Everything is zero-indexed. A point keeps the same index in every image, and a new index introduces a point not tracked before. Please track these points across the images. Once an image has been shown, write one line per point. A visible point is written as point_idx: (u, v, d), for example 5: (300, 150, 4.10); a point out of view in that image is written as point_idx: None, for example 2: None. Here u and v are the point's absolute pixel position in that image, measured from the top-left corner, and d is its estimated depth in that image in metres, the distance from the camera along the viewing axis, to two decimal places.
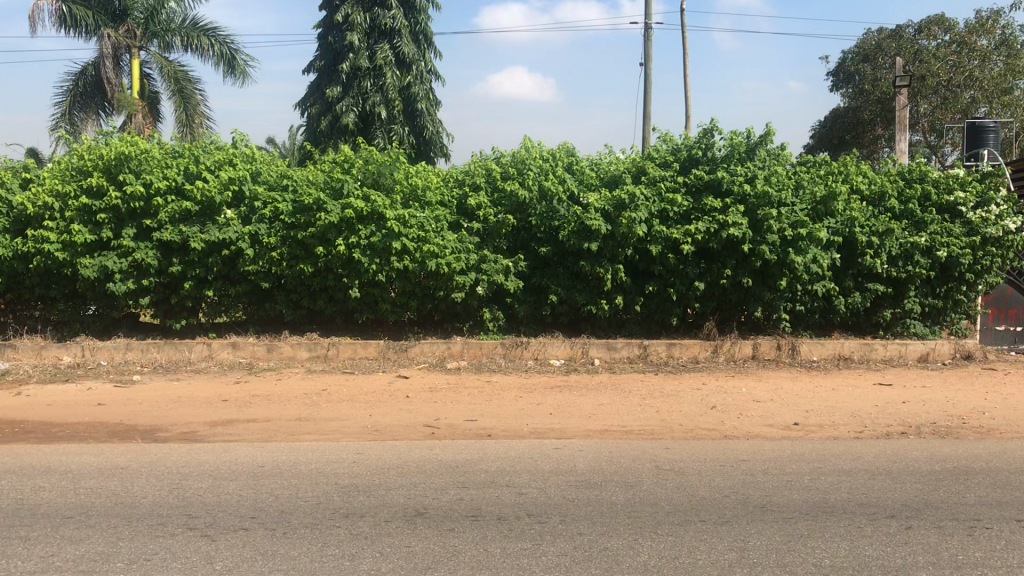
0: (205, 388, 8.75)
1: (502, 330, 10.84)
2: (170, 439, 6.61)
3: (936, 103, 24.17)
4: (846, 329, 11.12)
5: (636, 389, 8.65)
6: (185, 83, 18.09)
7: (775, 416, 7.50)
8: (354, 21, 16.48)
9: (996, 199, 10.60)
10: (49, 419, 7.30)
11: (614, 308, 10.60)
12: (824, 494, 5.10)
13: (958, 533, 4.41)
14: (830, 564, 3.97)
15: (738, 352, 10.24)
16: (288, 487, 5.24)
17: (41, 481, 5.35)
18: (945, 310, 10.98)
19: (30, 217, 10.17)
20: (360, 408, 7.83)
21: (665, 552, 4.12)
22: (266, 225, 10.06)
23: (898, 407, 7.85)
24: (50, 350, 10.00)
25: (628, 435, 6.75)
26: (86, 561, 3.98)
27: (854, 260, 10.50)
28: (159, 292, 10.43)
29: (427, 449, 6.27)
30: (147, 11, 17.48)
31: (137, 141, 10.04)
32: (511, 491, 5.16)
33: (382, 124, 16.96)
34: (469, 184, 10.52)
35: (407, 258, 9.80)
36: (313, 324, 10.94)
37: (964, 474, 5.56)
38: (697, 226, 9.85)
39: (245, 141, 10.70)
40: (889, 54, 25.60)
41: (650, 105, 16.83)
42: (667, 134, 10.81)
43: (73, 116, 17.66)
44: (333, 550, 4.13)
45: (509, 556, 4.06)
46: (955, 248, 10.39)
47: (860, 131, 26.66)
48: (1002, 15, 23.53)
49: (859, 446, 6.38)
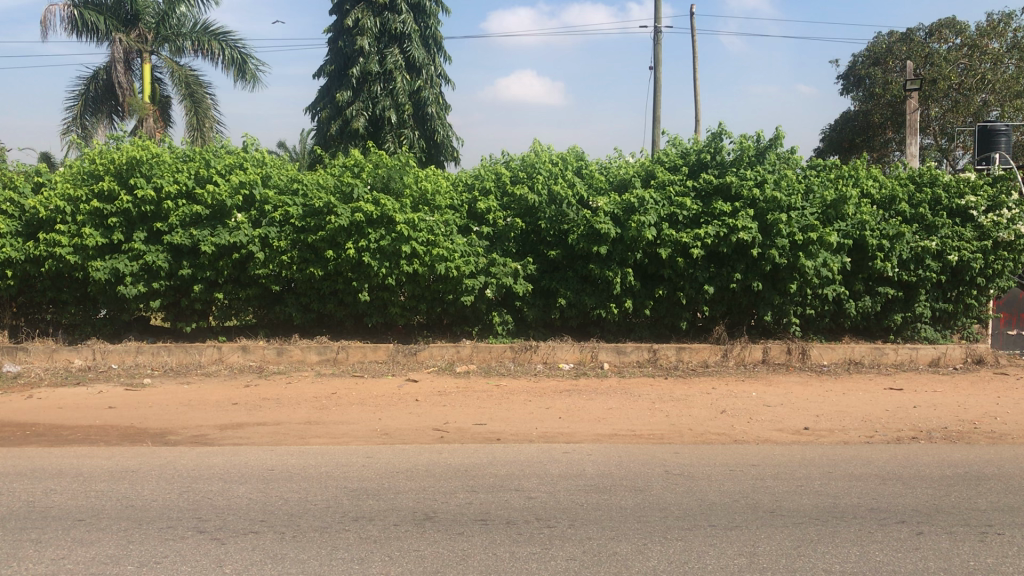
0: (214, 390, 8.82)
1: (511, 333, 10.82)
2: (181, 442, 6.65)
3: (947, 107, 23.93)
4: (857, 333, 11.08)
5: (645, 394, 8.63)
6: (195, 87, 18.20)
7: (786, 420, 7.47)
8: (365, 25, 16.58)
9: (1008, 203, 10.50)
10: (60, 421, 7.37)
11: (623, 312, 10.56)
12: (835, 499, 5.08)
13: (969, 539, 4.37)
14: (841, 569, 3.95)
15: (748, 356, 10.22)
16: (298, 490, 5.26)
17: (53, 485, 5.38)
18: (956, 314, 10.89)
19: (41, 220, 10.27)
20: (370, 411, 7.86)
21: (674, 557, 4.10)
22: (277, 228, 10.14)
23: (908, 412, 7.79)
24: (62, 353, 10.12)
25: (638, 440, 6.73)
26: (97, 564, 4.01)
27: (865, 264, 10.42)
28: (169, 295, 10.48)
29: (436, 452, 6.29)
30: (158, 16, 17.54)
31: (148, 145, 10.09)
32: (519, 495, 5.15)
33: (393, 128, 17.01)
34: (478, 188, 10.61)
35: (417, 261, 9.87)
36: (322, 328, 10.96)
37: (976, 479, 5.52)
38: (707, 230, 9.79)
39: (256, 145, 10.76)
40: (900, 57, 25.55)
41: (660, 109, 16.84)
42: (677, 137, 10.76)
43: (85, 121, 17.81)
44: (343, 554, 4.14)
45: (519, 560, 4.07)
46: (967, 252, 10.30)
47: (871, 135, 26.48)
48: (1015, 17, 23.52)
49: (870, 451, 6.36)
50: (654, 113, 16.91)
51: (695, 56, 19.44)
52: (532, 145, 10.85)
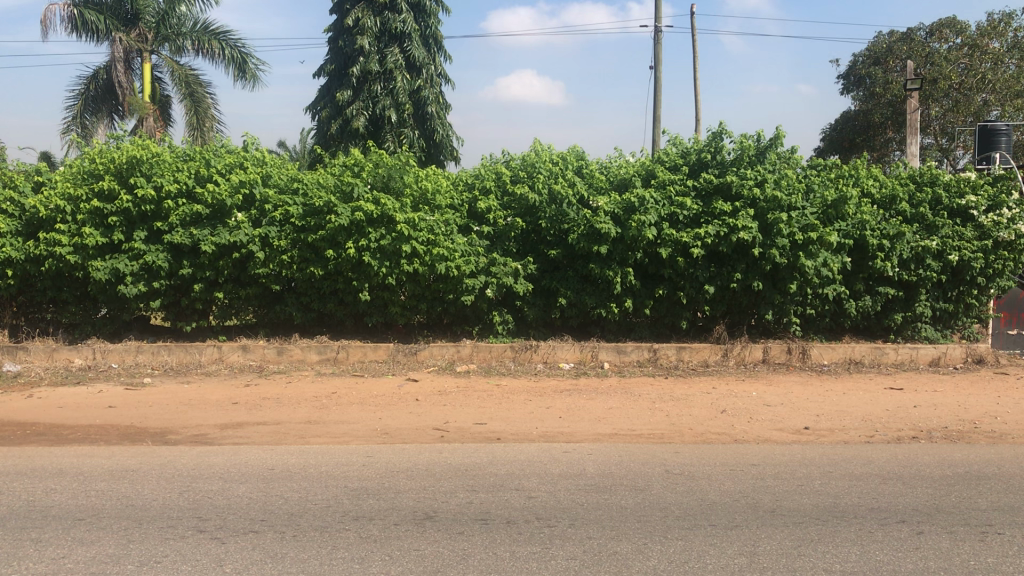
0: (215, 390, 8.82)
1: (511, 333, 10.82)
2: (181, 442, 6.66)
3: (947, 106, 23.92)
4: (858, 333, 11.07)
5: (645, 393, 8.62)
6: (195, 87, 18.18)
7: (786, 420, 7.46)
8: (365, 24, 16.58)
9: (1008, 202, 10.49)
10: (61, 421, 7.38)
11: (623, 311, 10.55)
12: (835, 499, 5.07)
13: (969, 539, 4.37)
14: (841, 569, 3.95)
15: (748, 356, 10.22)
16: (298, 490, 5.25)
17: (53, 484, 5.39)
18: (957, 314, 10.89)
19: (41, 220, 10.26)
20: (370, 411, 7.86)
21: (675, 556, 4.10)
22: (277, 228, 10.14)
23: (908, 412, 7.77)
24: (62, 352, 10.12)
25: (638, 439, 6.72)
26: (97, 563, 4.01)
27: (865, 264, 10.42)
28: (169, 294, 10.48)
29: (436, 452, 6.29)
30: (158, 16, 17.54)
31: (149, 144, 10.10)
32: (520, 495, 5.15)
33: (393, 128, 17.00)
34: (479, 187, 10.60)
35: (417, 261, 9.87)
36: (322, 328, 10.96)
37: (976, 479, 5.51)
38: (707, 230, 9.79)
39: (256, 145, 10.76)
40: (900, 57, 25.56)
41: (660, 108, 16.85)
42: (677, 137, 10.77)
43: (85, 120, 17.79)
44: (343, 554, 4.13)
45: (519, 560, 4.06)
46: (967, 252, 10.30)
47: (871, 135, 26.47)
48: (1015, 17, 23.54)
49: (870, 451, 6.34)
50: (655, 112, 16.89)
51: (696, 55, 19.43)
52: (532, 144, 10.85)
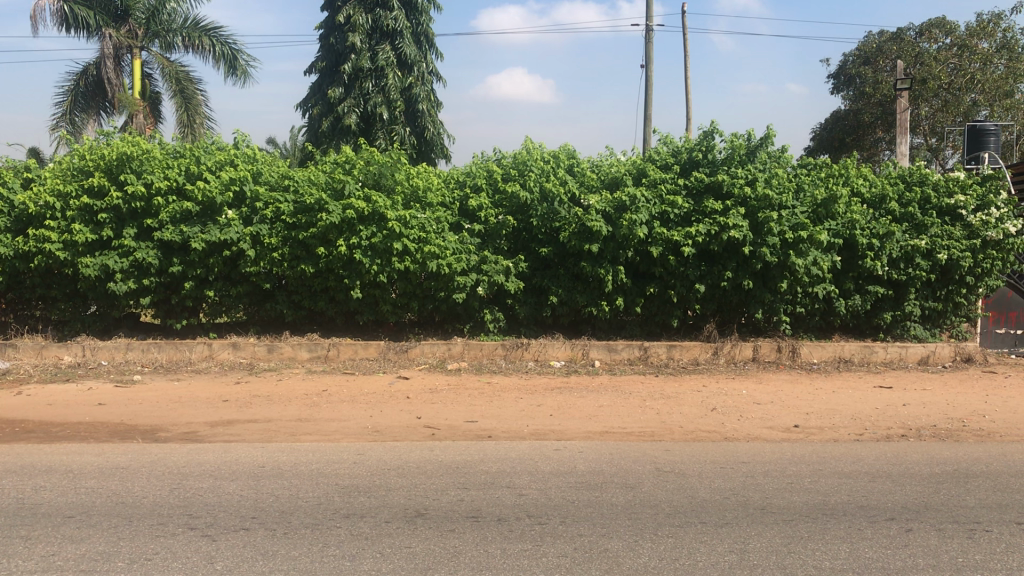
0: (205, 387, 8.78)
1: (502, 331, 10.85)
2: (171, 439, 6.63)
3: (936, 106, 24.15)
4: (847, 332, 11.16)
5: (636, 391, 8.66)
6: (186, 84, 18.09)
7: (775, 418, 7.51)
8: (355, 21, 16.54)
9: (996, 202, 10.55)
10: (50, 418, 7.32)
11: (614, 310, 10.58)
12: (824, 496, 5.10)
13: (957, 536, 4.41)
14: (830, 566, 3.98)
15: (738, 354, 10.26)
16: (288, 487, 5.25)
17: (42, 481, 5.35)
18: (945, 313, 10.96)
19: (31, 217, 10.21)
20: (361, 409, 7.83)
21: (666, 553, 4.12)
22: (267, 225, 10.08)
23: (897, 411, 7.80)
24: (50, 350, 10.02)
25: (628, 437, 6.74)
26: (87, 560, 3.98)
27: (854, 262, 10.50)
28: (159, 292, 10.43)
29: (427, 449, 6.30)
30: (148, 12, 17.41)
31: (139, 140, 10.04)
32: (511, 492, 5.16)
33: (384, 125, 16.97)
34: (469, 185, 10.58)
35: (408, 259, 9.84)
36: (313, 325, 10.98)
37: (964, 478, 5.54)
38: (698, 229, 9.84)
39: (247, 142, 10.73)
40: (890, 56, 25.72)
41: (650, 108, 16.88)
42: (668, 136, 10.81)
43: (74, 116, 17.67)
44: (334, 551, 4.13)
45: (510, 557, 4.07)
46: (955, 250, 10.37)
47: (861, 134, 26.61)
48: (1003, 18, 23.72)
49: (859, 449, 6.39)
50: (645, 112, 16.92)
51: (687, 54, 19.43)
52: (523, 142, 10.87)
